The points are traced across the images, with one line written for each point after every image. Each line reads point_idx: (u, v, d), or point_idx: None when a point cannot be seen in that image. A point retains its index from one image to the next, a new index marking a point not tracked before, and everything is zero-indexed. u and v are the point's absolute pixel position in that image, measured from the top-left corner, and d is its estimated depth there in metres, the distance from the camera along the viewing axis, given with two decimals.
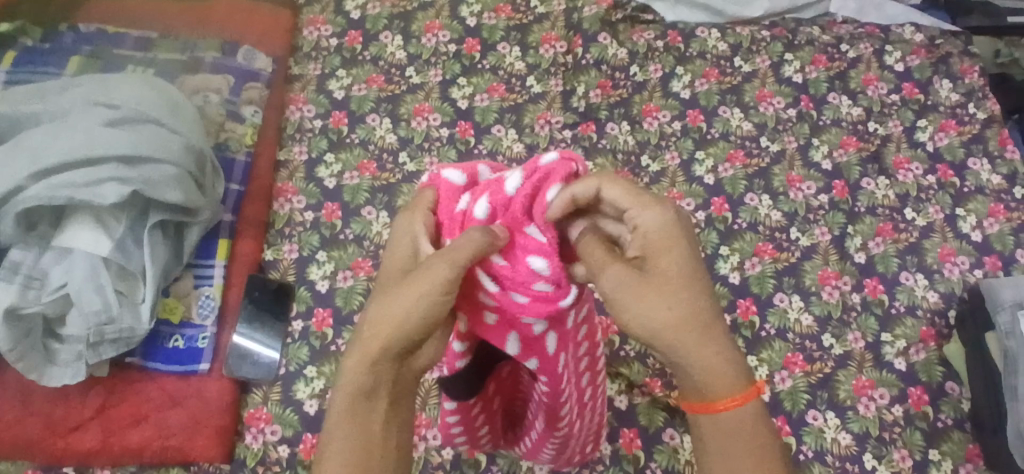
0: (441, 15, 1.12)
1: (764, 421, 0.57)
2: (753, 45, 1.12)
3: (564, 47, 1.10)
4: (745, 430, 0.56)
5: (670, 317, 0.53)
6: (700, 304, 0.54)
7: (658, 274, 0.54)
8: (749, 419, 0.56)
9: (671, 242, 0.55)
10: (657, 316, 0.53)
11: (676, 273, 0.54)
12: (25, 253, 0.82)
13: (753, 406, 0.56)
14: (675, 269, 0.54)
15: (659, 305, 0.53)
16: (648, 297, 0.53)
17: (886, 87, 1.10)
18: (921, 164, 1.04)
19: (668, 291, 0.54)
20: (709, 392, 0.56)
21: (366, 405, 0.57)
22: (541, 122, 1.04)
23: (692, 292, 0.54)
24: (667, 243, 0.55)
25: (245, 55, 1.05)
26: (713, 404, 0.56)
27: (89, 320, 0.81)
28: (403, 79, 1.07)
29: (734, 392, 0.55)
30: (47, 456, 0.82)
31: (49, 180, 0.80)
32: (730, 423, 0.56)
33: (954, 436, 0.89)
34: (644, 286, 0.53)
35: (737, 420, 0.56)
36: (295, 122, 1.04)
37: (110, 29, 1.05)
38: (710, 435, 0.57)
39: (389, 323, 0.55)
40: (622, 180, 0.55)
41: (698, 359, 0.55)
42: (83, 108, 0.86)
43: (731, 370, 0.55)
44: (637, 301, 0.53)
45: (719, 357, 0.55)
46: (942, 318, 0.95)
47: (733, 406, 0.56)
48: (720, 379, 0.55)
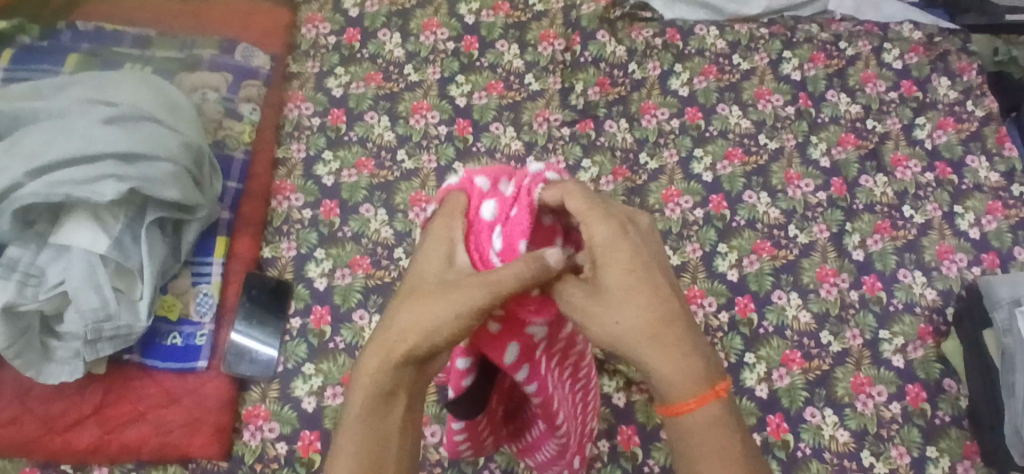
0: (439, 13, 1.12)
1: (722, 423, 0.57)
2: (752, 43, 1.12)
3: (562, 45, 1.10)
4: (704, 432, 0.57)
5: (613, 331, 0.56)
6: (651, 311, 0.56)
7: (601, 291, 0.57)
8: (709, 419, 0.57)
9: (625, 252, 0.56)
10: (612, 331, 0.56)
11: (628, 283, 0.56)
12: (21, 250, 0.82)
13: (710, 407, 0.57)
14: (627, 281, 0.56)
15: (608, 317, 0.56)
16: (600, 309, 0.56)
17: (885, 85, 1.10)
18: (920, 162, 1.04)
19: (617, 303, 0.56)
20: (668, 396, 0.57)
21: (383, 409, 0.57)
22: (539, 120, 1.05)
23: (641, 303, 0.56)
24: (621, 252, 0.56)
25: (243, 53, 1.05)
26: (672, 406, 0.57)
27: (86, 317, 0.81)
28: (401, 76, 1.07)
29: (694, 393, 0.56)
30: (46, 453, 0.82)
31: (46, 177, 0.80)
32: (691, 423, 0.57)
33: (952, 433, 0.89)
34: (594, 300, 0.56)
35: (697, 422, 0.57)
36: (293, 120, 1.04)
37: (108, 27, 1.05)
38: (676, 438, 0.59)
39: (416, 332, 0.56)
40: (580, 191, 0.58)
41: (648, 367, 0.57)
42: (80, 105, 0.86)
43: (683, 375, 0.56)
44: (588, 314, 0.56)
45: (676, 361, 0.56)
46: (940, 315, 0.95)
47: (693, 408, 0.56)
48: (678, 382, 0.56)
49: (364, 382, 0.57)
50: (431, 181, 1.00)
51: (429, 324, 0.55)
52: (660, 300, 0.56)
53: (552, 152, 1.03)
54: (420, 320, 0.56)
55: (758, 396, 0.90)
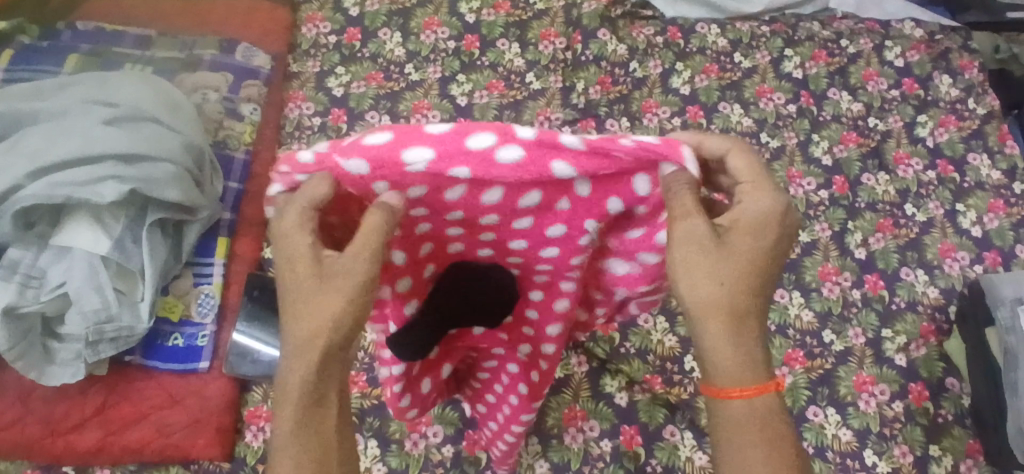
0: (440, 12, 1.12)
1: (777, 418, 0.54)
2: (753, 41, 1.12)
3: (563, 44, 1.10)
4: (762, 423, 0.53)
5: (716, 293, 0.51)
6: (744, 297, 0.52)
7: (728, 250, 0.51)
8: (764, 409, 0.54)
9: (762, 233, 0.51)
10: (711, 295, 0.51)
11: (742, 263, 0.51)
12: (23, 252, 0.82)
13: (767, 402, 0.53)
14: (746, 251, 0.51)
15: (710, 281, 0.51)
16: (699, 272, 0.51)
17: (887, 83, 1.09)
18: (922, 160, 1.04)
19: (729, 272, 0.51)
20: (739, 375, 0.53)
21: (318, 415, 0.51)
22: (541, 119, 1.04)
23: (744, 275, 0.51)
24: (748, 234, 0.51)
25: (244, 52, 1.05)
26: (725, 389, 0.53)
27: (88, 319, 0.80)
28: (402, 76, 1.07)
29: (752, 380, 0.53)
30: (47, 455, 0.82)
31: (46, 179, 0.80)
32: (744, 411, 0.53)
33: (954, 431, 0.89)
34: (712, 264, 0.51)
35: (749, 410, 0.53)
36: (294, 120, 1.04)
37: (108, 26, 1.04)
38: (720, 418, 0.55)
39: (310, 322, 0.50)
40: (749, 152, 0.52)
41: (727, 345, 0.52)
42: (80, 106, 0.86)
43: (753, 360, 0.53)
44: (692, 272, 0.51)
45: (747, 348, 0.52)
46: (942, 314, 0.95)
47: (746, 397, 0.53)
48: (740, 371, 0.53)
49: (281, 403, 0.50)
50: None
51: (319, 320, 0.49)
52: (758, 276, 0.52)
53: None
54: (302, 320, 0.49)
55: None
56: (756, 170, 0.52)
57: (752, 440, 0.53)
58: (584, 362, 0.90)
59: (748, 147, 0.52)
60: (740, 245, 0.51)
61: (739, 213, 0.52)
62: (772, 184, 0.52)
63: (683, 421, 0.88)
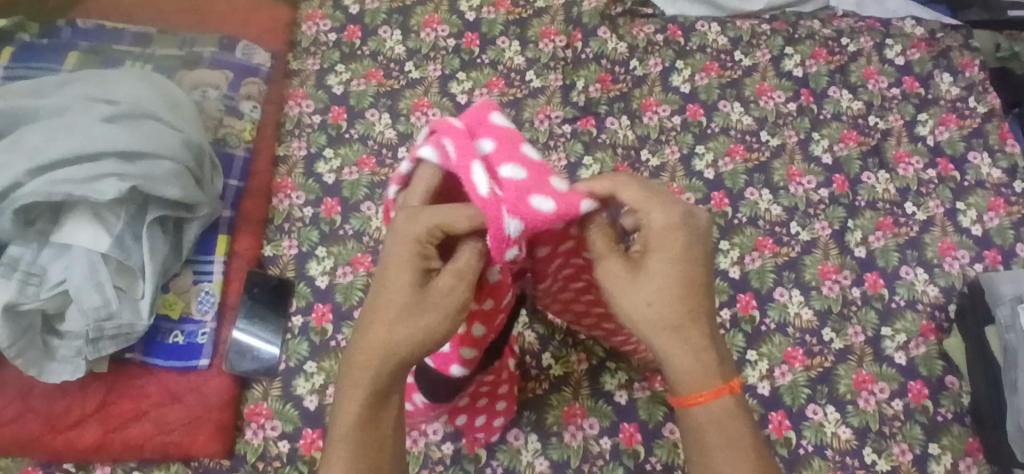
0: (440, 10, 1.12)
1: (738, 417, 0.63)
2: (753, 39, 1.12)
3: (563, 42, 1.10)
4: (720, 422, 0.63)
5: (650, 313, 0.61)
6: (684, 313, 0.62)
7: (646, 271, 0.62)
8: (722, 411, 0.63)
9: (674, 247, 0.61)
10: (646, 312, 0.61)
11: (664, 280, 0.61)
12: (23, 249, 0.82)
13: (727, 402, 0.63)
14: (667, 271, 0.61)
15: (643, 304, 0.61)
16: (634, 295, 0.61)
17: (887, 81, 1.09)
18: (922, 158, 1.04)
19: (655, 290, 0.61)
20: (694, 383, 0.62)
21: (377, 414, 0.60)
22: (541, 117, 1.04)
23: (668, 296, 0.61)
24: (664, 248, 0.62)
25: (244, 50, 1.05)
26: (687, 397, 0.63)
27: (89, 316, 0.81)
28: (402, 73, 1.07)
29: (710, 386, 0.62)
30: (48, 450, 0.82)
31: (47, 176, 0.80)
32: (706, 415, 0.63)
33: (954, 429, 0.89)
34: (636, 286, 0.62)
35: (711, 414, 0.63)
36: (294, 118, 1.04)
37: (108, 24, 1.04)
38: (691, 427, 0.64)
39: (394, 334, 0.59)
40: (637, 184, 0.63)
41: (678, 355, 0.62)
42: (81, 103, 0.86)
43: (704, 368, 0.62)
44: (623, 293, 0.62)
45: (688, 352, 0.62)
46: (942, 312, 0.95)
47: (705, 402, 0.63)
48: (695, 377, 0.62)
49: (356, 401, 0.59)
50: None
51: (414, 334, 0.59)
52: (679, 288, 0.61)
53: (554, 150, 1.02)
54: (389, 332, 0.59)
55: (761, 393, 0.90)
56: (645, 194, 0.62)
57: (716, 440, 0.63)
58: (584, 360, 0.90)
59: (630, 177, 0.63)
60: (659, 266, 0.61)
61: (659, 226, 0.62)
62: (663, 201, 0.62)
63: None
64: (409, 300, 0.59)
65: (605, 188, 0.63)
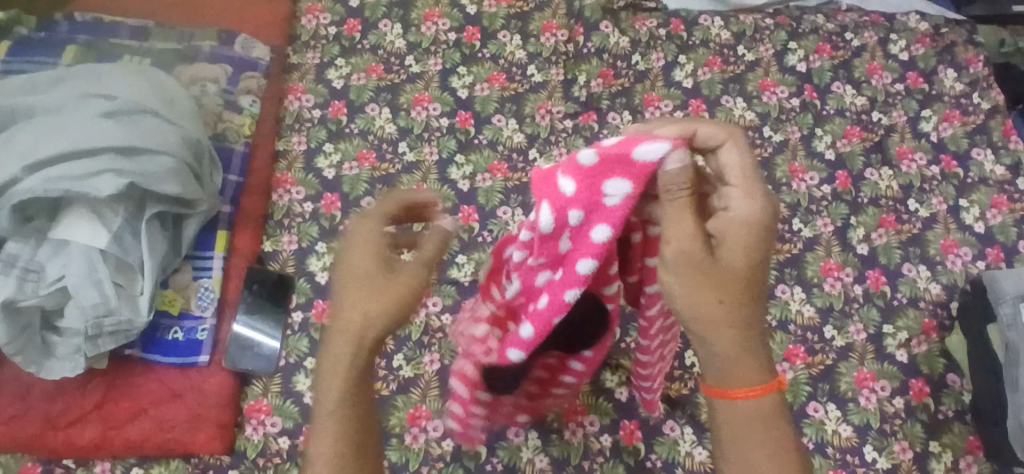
0: (441, 3, 1.11)
1: (779, 417, 0.59)
2: (756, 34, 1.11)
3: (565, 36, 1.09)
4: (763, 421, 0.58)
5: (715, 310, 0.56)
6: (742, 307, 0.56)
7: (721, 267, 0.56)
8: (769, 410, 0.58)
9: (753, 239, 0.56)
10: (707, 308, 0.56)
11: (736, 274, 0.56)
12: (21, 246, 0.81)
13: (770, 401, 0.58)
14: (739, 263, 0.56)
15: (706, 297, 0.56)
16: (698, 287, 0.55)
17: (891, 77, 1.09)
18: (925, 154, 1.04)
19: (722, 286, 0.56)
20: (738, 380, 0.58)
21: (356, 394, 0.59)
22: (542, 112, 1.04)
23: (731, 287, 0.56)
24: (741, 240, 0.56)
25: (243, 44, 1.04)
26: (730, 390, 0.58)
27: (87, 313, 0.80)
28: (402, 68, 1.06)
29: (756, 383, 0.58)
30: (47, 449, 0.81)
31: (44, 173, 0.79)
32: (750, 410, 0.58)
33: (955, 427, 0.89)
34: (704, 282, 0.55)
35: (752, 411, 0.58)
36: (294, 113, 1.03)
37: (106, 17, 1.03)
38: (723, 420, 0.59)
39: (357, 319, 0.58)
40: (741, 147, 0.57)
41: (728, 349, 0.57)
42: (78, 99, 0.85)
43: (754, 366, 0.58)
44: (689, 286, 0.56)
45: (739, 346, 0.57)
46: (944, 310, 0.95)
47: (749, 398, 0.58)
48: (740, 375, 0.58)
49: (336, 369, 0.58)
50: (432, 174, 0.99)
51: (367, 309, 0.58)
52: (748, 277, 0.56)
53: (555, 145, 1.01)
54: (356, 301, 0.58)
55: None
56: (744, 169, 0.57)
57: (756, 439, 0.58)
58: None
59: (742, 142, 0.57)
60: (733, 257, 0.56)
61: (746, 208, 0.56)
62: (761, 189, 0.56)
63: (683, 417, 0.88)
64: (367, 280, 0.58)
65: (701, 139, 0.57)
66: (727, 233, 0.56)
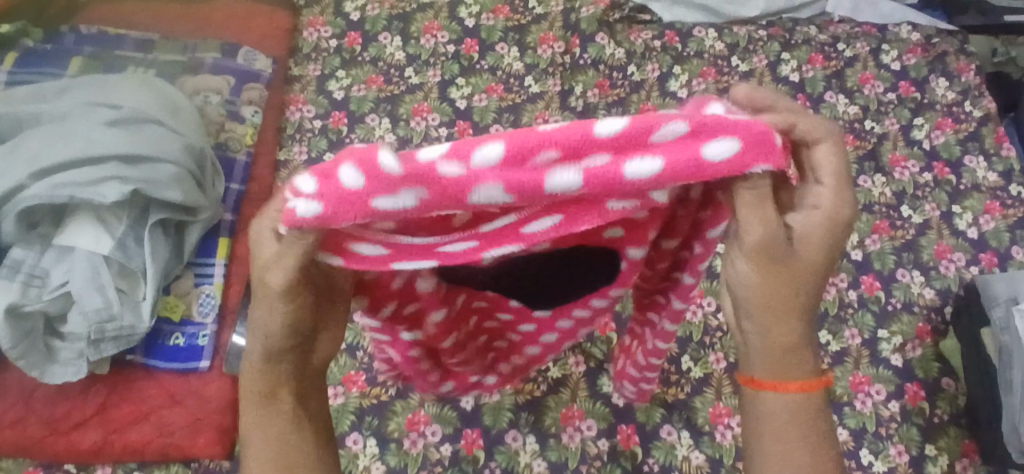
0: (440, 16, 1.13)
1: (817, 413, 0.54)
2: (750, 45, 1.13)
3: (561, 48, 1.11)
4: (797, 413, 0.53)
5: (776, 300, 0.49)
6: (804, 302, 0.50)
7: (794, 263, 0.47)
8: (806, 405, 0.53)
9: (834, 243, 0.47)
10: (766, 300, 0.49)
11: (809, 271, 0.48)
12: (26, 251, 0.83)
13: (813, 394, 0.53)
14: (812, 261, 0.48)
15: (774, 291, 0.48)
16: (771, 281, 0.48)
17: (883, 86, 1.10)
18: (918, 162, 1.05)
19: (791, 278, 0.48)
20: (783, 371, 0.53)
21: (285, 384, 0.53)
22: (539, 122, 1.05)
23: (800, 285, 0.49)
24: (824, 246, 0.47)
25: (245, 56, 1.06)
26: (773, 381, 0.53)
27: (90, 318, 0.82)
28: (402, 79, 1.08)
29: (798, 377, 0.53)
30: (49, 454, 0.82)
31: (49, 180, 0.81)
32: (788, 404, 0.53)
33: (950, 431, 0.89)
34: (777, 277, 0.47)
35: (792, 404, 0.53)
36: (295, 122, 1.05)
37: (111, 30, 1.06)
38: (760, 408, 0.54)
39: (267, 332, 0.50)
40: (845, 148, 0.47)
41: (774, 343, 0.52)
42: (84, 108, 0.87)
43: (799, 359, 0.53)
44: (753, 274, 0.48)
45: (791, 343, 0.51)
46: (938, 315, 0.95)
47: (792, 392, 0.53)
48: (785, 367, 0.53)
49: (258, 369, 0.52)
50: None
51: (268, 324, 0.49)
52: (821, 272, 0.49)
53: None
54: (266, 317, 0.48)
55: None
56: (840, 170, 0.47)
57: (789, 432, 0.53)
58: (581, 363, 0.91)
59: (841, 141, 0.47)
60: (809, 250, 0.47)
61: (835, 206, 0.47)
62: (850, 187, 0.47)
63: (680, 421, 0.88)
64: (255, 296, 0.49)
65: (804, 127, 0.45)
66: (821, 239, 0.47)
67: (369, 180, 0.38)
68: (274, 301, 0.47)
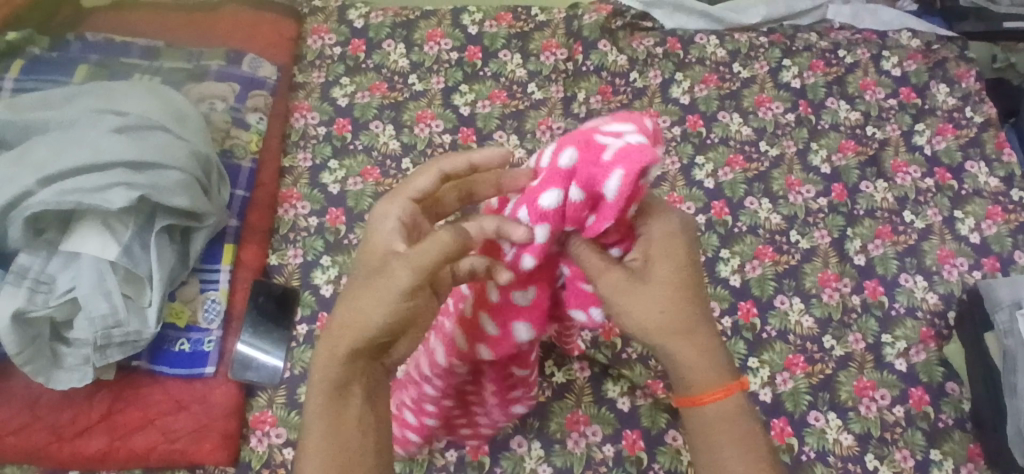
0: (443, 23, 1.14)
1: (743, 414, 0.62)
2: (751, 51, 1.14)
3: (564, 55, 1.12)
4: (724, 417, 0.62)
5: (661, 320, 0.60)
6: (687, 309, 0.60)
7: (652, 285, 0.60)
8: (729, 408, 0.62)
9: (677, 253, 0.61)
10: (649, 322, 0.60)
11: (669, 287, 0.60)
12: (32, 257, 0.83)
13: (735, 398, 0.62)
14: (673, 277, 0.60)
15: (652, 312, 0.59)
16: (642, 304, 0.60)
17: (884, 92, 1.11)
18: (919, 167, 1.05)
19: (660, 296, 0.60)
20: (700, 384, 0.62)
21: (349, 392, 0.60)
22: (543, 128, 1.05)
23: (671, 301, 0.60)
24: (676, 258, 0.61)
25: (250, 64, 1.06)
26: (696, 397, 0.62)
27: (96, 324, 0.82)
28: (406, 86, 1.09)
29: (717, 384, 0.62)
30: (54, 460, 0.82)
31: (57, 186, 0.82)
32: (716, 414, 0.62)
33: (955, 435, 0.89)
34: (640, 298, 0.60)
35: (715, 414, 0.62)
36: (299, 130, 1.05)
37: (117, 38, 1.06)
38: (696, 426, 0.63)
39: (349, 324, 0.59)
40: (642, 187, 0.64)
41: (683, 360, 0.61)
42: (90, 115, 0.87)
43: (710, 366, 0.62)
44: (624, 304, 0.60)
45: (696, 353, 0.61)
46: (942, 319, 0.95)
47: (712, 403, 0.62)
48: (698, 377, 0.61)
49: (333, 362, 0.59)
50: None
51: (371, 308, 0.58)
52: (682, 289, 0.60)
53: None
54: (365, 308, 0.58)
55: (762, 399, 0.90)
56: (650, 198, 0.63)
57: (724, 439, 0.62)
58: (586, 368, 0.91)
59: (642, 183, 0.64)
60: (659, 273, 0.60)
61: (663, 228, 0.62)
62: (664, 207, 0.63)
63: (685, 426, 0.88)
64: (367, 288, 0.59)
65: None
66: (669, 245, 0.61)
67: (526, 198, 0.62)
68: (393, 285, 0.57)
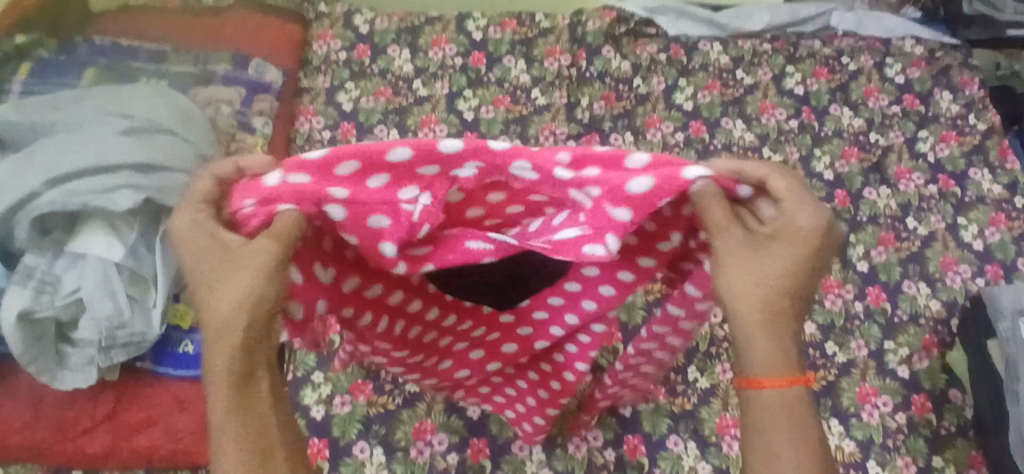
0: (447, 29, 1.14)
1: (808, 412, 0.53)
2: (754, 58, 1.14)
3: (568, 60, 1.12)
4: (788, 408, 0.53)
5: (753, 290, 0.52)
6: (784, 295, 0.52)
7: (766, 254, 0.52)
8: (795, 404, 0.53)
9: (811, 247, 0.52)
10: (744, 291, 0.52)
11: (785, 267, 0.52)
12: (38, 258, 0.84)
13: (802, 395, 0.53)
14: (795, 261, 0.52)
15: (749, 276, 0.51)
16: (744, 269, 0.51)
17: (887, 99, 1.11)
18: (923, 174, 1.05)
19: (769, 272, 0.52)
20: (772, 366, 0.53)
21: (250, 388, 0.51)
22: (546, 134, 1.06)
23: (777, 276, 0.52)
24: (798, 245, 0.52)
25: (256, 68, 1.07)
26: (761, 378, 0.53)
27: (101, 324, 0.83)
28: (410, 91, 1.10)
29: (785, 372, 0.53)
30: (57, 458, 0.83)
31: (65, 186, 0.82)
32: (778, 401, 0.53)
33: (957, 443, 0.89)
34: (746, 265, 0.51)
35: (781, 402, 0.53)
36: (305, 134, 1.07)
37: (124, 43, 1.07)
38: (752, 409, 0.54)
39: (215, 324, 0.50)
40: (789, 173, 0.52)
41: (762, 339, 0.53)
42: (97, 117, 0.88)
43: (788, 355, 0.53)
44: (727, 267, 0.52)
45: (780, 339, 0.53)
46: (944, 326, 0.95)
47: (779, 388, 0.53)
48: (771, 360, 0.53)
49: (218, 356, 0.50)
50: None
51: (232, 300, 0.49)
52: (797, 268, 0.52)
53: None
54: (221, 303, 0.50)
55: None
56: (796, 191, 0.51)
57: (784, 431, 0.52)
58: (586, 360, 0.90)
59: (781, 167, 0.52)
60: (780, 248, 0.52)
61: (800, 212, 0.52)
62: (812, 199, 0.52)
63: (686, 432, 0.88)
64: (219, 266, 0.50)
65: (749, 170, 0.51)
66: (803, 239, 0.52)
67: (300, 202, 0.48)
68: (247, 270, 0.49)
